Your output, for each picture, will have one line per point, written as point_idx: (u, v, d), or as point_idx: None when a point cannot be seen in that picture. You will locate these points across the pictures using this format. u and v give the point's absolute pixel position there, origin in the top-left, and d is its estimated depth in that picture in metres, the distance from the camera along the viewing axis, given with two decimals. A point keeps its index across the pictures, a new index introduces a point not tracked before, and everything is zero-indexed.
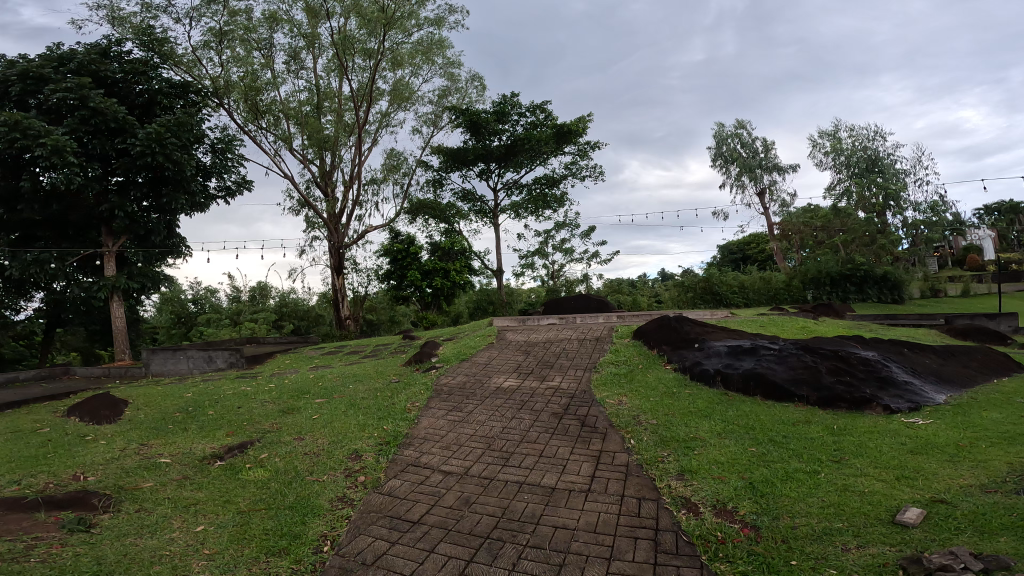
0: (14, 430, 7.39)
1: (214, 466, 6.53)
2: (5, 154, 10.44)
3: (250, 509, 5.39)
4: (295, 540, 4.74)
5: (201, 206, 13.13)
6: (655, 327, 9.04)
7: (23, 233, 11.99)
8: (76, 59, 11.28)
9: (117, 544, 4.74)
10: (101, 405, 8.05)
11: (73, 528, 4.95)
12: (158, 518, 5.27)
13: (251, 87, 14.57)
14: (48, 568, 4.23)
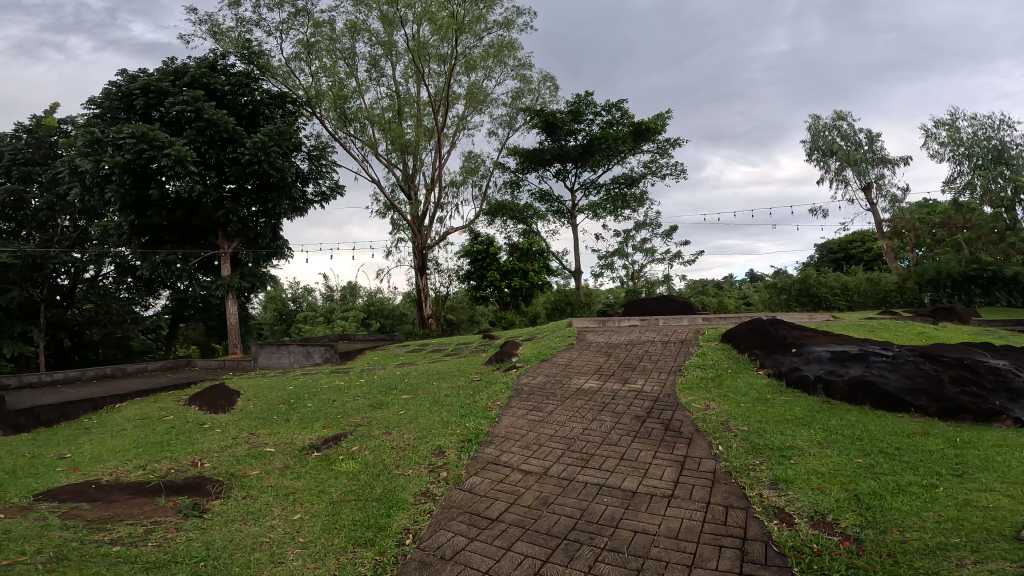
0: (143, 417, 8.18)
1: (312, 456, 6.90)
2: (137, 166, 11.43)
3: (341, 499, 5.66)
4: (379, 532, 4.92)
5: (301, 210, 13.95)
6: (746, 331, 8.70)
7: (152, 237, 13.12)
8: (189, 73, 12.19)
9: (224, 530, 5.10)
10: (217, 395, 8.74)
11: (188, 513, 5.39)
12: (261, 505, 5.64)
13: (338, 96, 15.27)
14: (164, 551, 4.62)
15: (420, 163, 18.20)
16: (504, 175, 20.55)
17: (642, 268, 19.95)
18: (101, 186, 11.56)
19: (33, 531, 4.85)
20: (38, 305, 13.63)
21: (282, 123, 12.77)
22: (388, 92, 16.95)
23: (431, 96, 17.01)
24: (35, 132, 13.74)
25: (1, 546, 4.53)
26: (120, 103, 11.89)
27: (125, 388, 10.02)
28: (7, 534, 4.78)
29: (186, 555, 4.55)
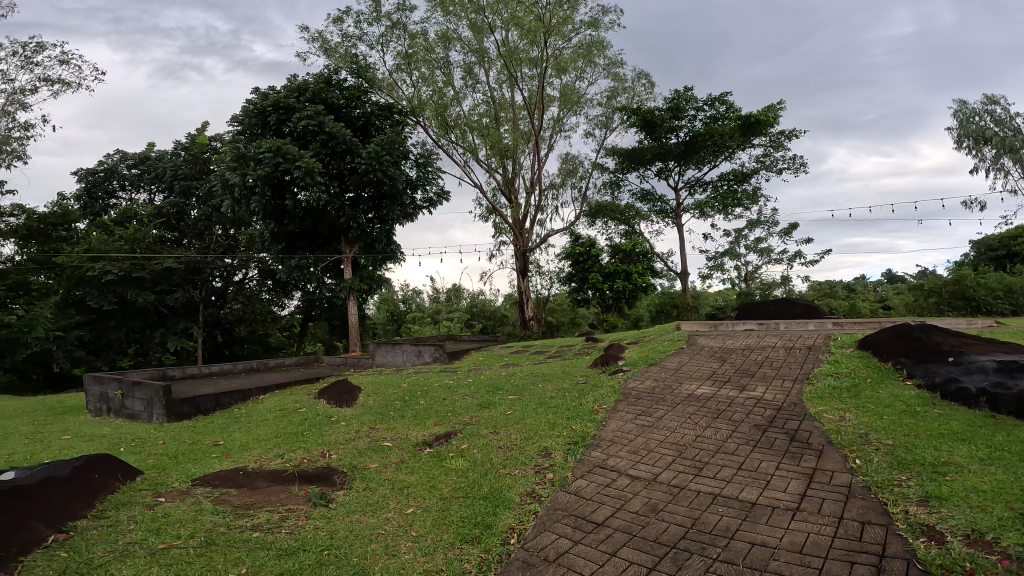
0: (282, 408, 8.95)
1: (425, 452, 7.16)
2: (274, 179, 12.48)
3: (450, 496, 5.80)
4: (486, 530, 4.99)
5: (411, 216, 14.56)
6: (889, 337, 8.03)
7: (287, 244, 14.18)
8: (310, 89, 13.16)
9: (346, 520, 5.38)
10: (342, 390, 9.38)
11: (316, 502, 5.76)
12: (379, 497, 5.91)
13: (439, 105, 15.80)
14: (295, 538, 4.95)
15: (520, 166, 18.45)
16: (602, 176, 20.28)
17: (756, 267, 19.05)
18: (247, 197, 12.73)
19: (188, 515, 5.39)
20: (197, 304, 15.32)
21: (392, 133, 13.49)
22: (485, 99, 17.30)
23: (527, 99, 17.18)
24: (190, 150, 15.23)
25: (161, 528, 5.07)
26: (256, 120, 13.06)
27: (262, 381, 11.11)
28: (169, 516, 5.35)
29: (313, 543, 4.85)
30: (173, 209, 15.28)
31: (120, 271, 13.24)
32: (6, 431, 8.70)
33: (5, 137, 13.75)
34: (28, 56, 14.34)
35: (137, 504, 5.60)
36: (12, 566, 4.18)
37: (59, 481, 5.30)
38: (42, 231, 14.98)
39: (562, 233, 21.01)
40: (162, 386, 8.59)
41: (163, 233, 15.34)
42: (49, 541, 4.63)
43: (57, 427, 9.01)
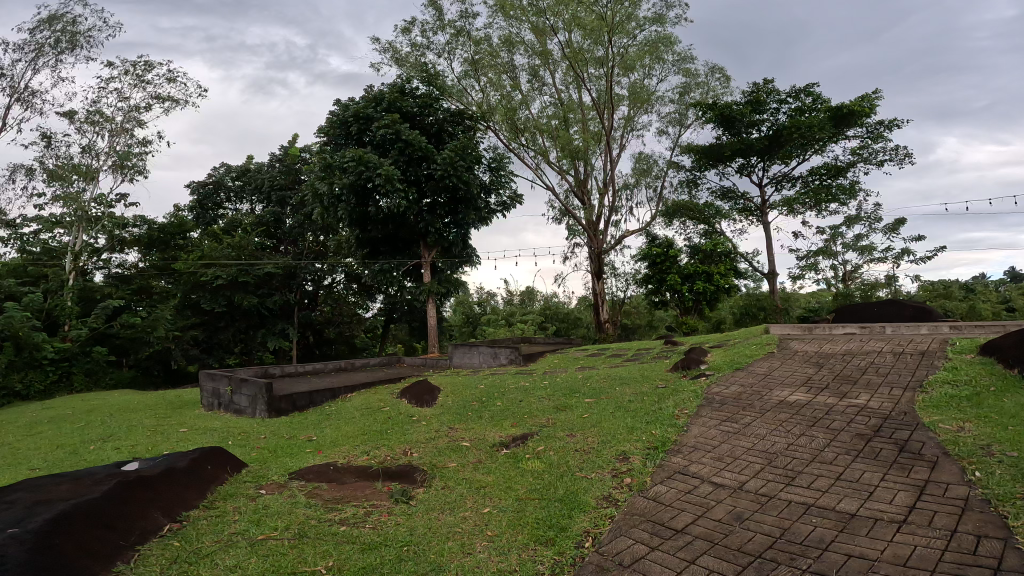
0: (367, 407, 9.33)
1: (502, 453, 7.21)
2: (358, 188, 13.01)
3: (526, 497, 5.81)
4: (560, 532, 4.96)
5: (485, 219, 14.86)
6: (1014, 342, 7.34)
7: (370, 249, 14.76)
8: (385, 98, 13.62)
9: (426, 517, 5.49)
10: (422, 390, 9.66)
11: (398, 498, 5.91)
12: (457, 496, 6.00)
13: (509, 109, 15.88)
14: (379, 533, 5.10)
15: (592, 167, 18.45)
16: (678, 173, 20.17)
17: (857, 268, 18.04)
18: (335, 205, 13.42)
19: (284, 507, 5.68)
20: (292, 306, 16.08)
21: (465, 139, 13.80)
22: (554, 100, 17.19)
23: (595, 98, 17.04)
24: (284, 162, 16.15)
25: (260, 520, 5.36)
26: (339, 131, 13.69)
27: (350, 381, 11.90)
28: (267, 508, 5.66)
29: (394, 539, 4.97)
30: (271, 217, 16.10)
31: (228, 276, 14.33)
32: (130, 424, 9.58)
33: (128, 153, 15.08)
34: (139, 77, 15.71)
35: (241, 495, 5.97)
36: (131, 552, 4.51)
37: (177, 472, 5.77)
38: (161, 239, 16.33)
39: (638, 233, 20.88)
40: (264, 384, 9.46)
41: (266, 240, 16.02)
42: (164, 530, 4.99)
43: (173, 421, 9.83)
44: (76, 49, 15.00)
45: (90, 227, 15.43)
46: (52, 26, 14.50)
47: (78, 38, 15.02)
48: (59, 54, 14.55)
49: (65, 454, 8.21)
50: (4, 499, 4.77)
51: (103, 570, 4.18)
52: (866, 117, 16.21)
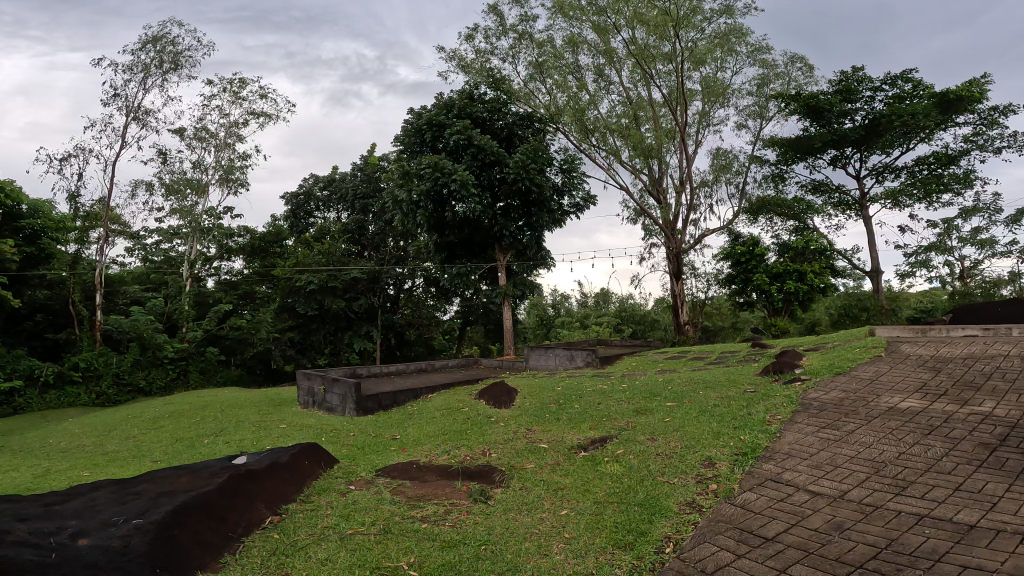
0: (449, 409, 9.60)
1: (580, 456, 7.18)
2: (435, 194, 13.38)
3: (605, 500, 5.75)
4: (640, 537, 4.88)
5: (558, 221, 15.06)
6: None
7: (448, 253, 15.11)
8: (456, 105, 13.91)
9: (503, 517, 5.55)
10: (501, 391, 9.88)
11: (476, 497, 6.01)
12: (535, 497, 6.02)
13: (577, 110, 15.70)
14: (457, 531, 5.21)
15: (668, 165, 18.25)
16: (763, 168, 19.76)
17: (976, 264, 16.79)
18: (414, 211, 13.90)
19: (371, 503, 5.90)
20: (376, 309, 16.62)
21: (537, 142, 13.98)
22: (623, 97, 16.90)
23: (665, 94, 16.74)
24: (365, 170, 16.89)
25: (349, 515, 5.60)
26: (414, 138, 14.13)
27: (431, 380, 12.54)
28: (356, 503, 5.91)
29: (473, 537, 5.06)
30: (356, 224, 16.73)
31: (319, 282, 15.16)
32: (237, 419, 10.32)
33: (231, 167, 16.18)
34: (236, 93, 16.83)
35: (333, 490, 6.27)
36: (237, 544, 4.83)
37: (280, 467, 6.15)
38: (262, 248, 17.25)
39: (720, 230, 20.56)
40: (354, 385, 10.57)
41: (352, 247, 16.63)
42: (265, 523, 5.31)
43: (274, 417, 10.52)
44: (178, 68, 16.15)
45: (203, 237, 16.59)
46: (156, 47, 15.72)
47: (179, 58, 16.16)
48: (164, 74, 15.68)
49: (182, 448, 8.97)
50: (132, 489, 5.26)
51: (212, 561, 4.51)
52: (976, 103, 15.25)
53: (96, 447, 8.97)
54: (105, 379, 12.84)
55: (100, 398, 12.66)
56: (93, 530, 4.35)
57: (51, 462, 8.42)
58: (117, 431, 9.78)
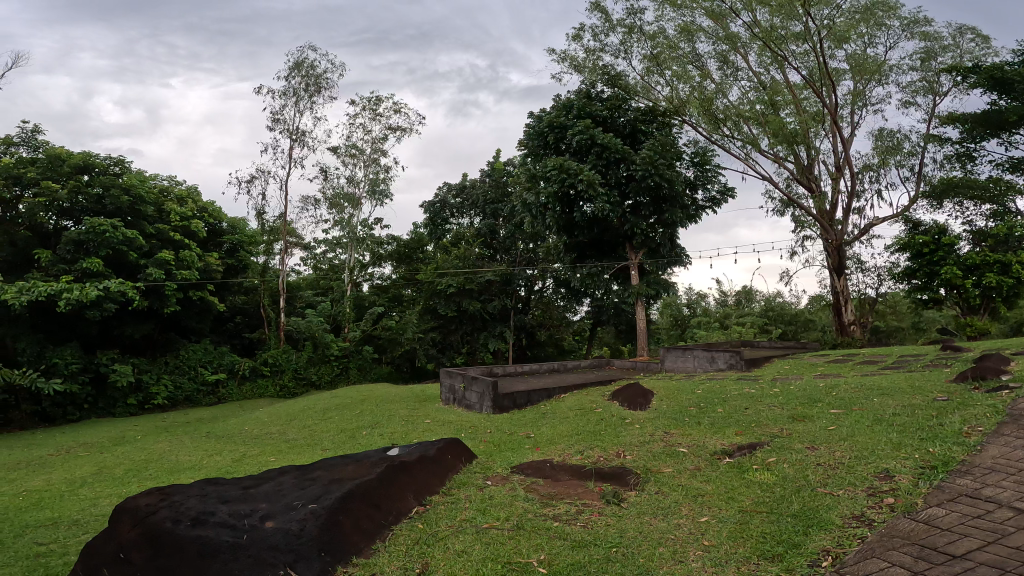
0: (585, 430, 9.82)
1: (723, 462, 6.78)
2: (563, 195, 13.46)
3: (751, 509, 5.31)
4: (792, 549, 4.49)
5: (692, 217, 14.50)
6: None
7: (578, 253, 15.04)
8: (575, 106, 13.86)
9: (637, 520, 5.35)
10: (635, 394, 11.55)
11: (609, 500, 5.86)
12: (671, 502, 5.75)
13: (704, 100, 14.28)
14: (590, 531, 5.13)
15: (818, 150, 16.74)
16: (942, 146, 17.23)
17: None
18: (544, 213, 14.13)
19: (506, 499, 6.04)
20: (510, 310, 17.10)
21: (664, 137, 13.65)
22: (752, 79, 15.50)
23: (804, 75, 15.44)
24: (492, 176, 17.40)
25: (486, 509, 5.78)
26: (536, 142, 14.32)
27: (565, 381, 12.68)
28: (492, 498, 6.09)
29: (604, 538, 4.96)
30: (488, 228, 17.29)
31: (457, 284, 15.99)
32: (389, 412, 11.17)
33: (376, 180, 17.72)
34: (375, 111, 18.37)
35: (472, 484, 6.53)
36: (388, 532, 5.25)
37: (429, 460, 6.58)
38: (407, 254, 18.71)
39: (892, 218, 18.21)
40: (491, 383, 11.13)
41: (485, 250, 17.25)
42: (412, 512, 5.69)
43: (422, 412, 11.25)
44: (321, 89, 17.53)
45: (359, 246, 18.01)
46: (300, 72, 17.18)
47: (320, 80, 17.49)
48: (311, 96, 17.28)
49: (345, 439, 9.91)
50: (309, 475, 5.93)
51: (367, 547, 4.96)
52: None
53: (279, 434, 10.24)
54: (286, 373, 14.61)
55: (284, 390, 14.38)
56: (278, 513, 4.94)
57: (246, 447, 9.78)
58: (293, 420, 11.06)
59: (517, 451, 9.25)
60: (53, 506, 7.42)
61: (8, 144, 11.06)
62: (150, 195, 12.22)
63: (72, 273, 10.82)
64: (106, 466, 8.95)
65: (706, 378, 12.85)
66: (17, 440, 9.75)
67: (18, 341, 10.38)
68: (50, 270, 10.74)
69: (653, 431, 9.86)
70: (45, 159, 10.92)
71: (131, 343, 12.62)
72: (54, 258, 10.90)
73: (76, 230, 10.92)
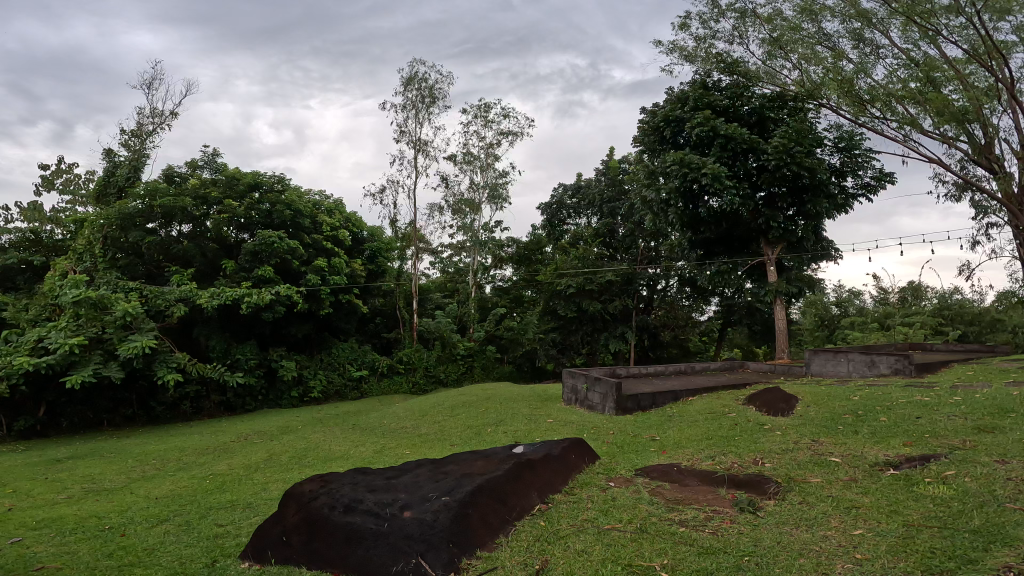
0: (718, 433, 9.61)
1: (886, 473, 7.05)
2: (686, 190, 13.10)
3: (919, 524, 5.28)
4: (966, 565, 4.39)
5: (841, 206, 13.55)
6: None
7: (705, 249, 14.66)
8: (692, 97, 13.52)
9: (774, 531, 5.40)
10: (777, 399, 10.84)
11: (744, 508, 5.98)
12: (818, 514, 5.85)
13: (843, 81, 12.04)
14: (723, 538, 5.20)
15: (997, 125, 14.26)
16: None
17: None
18: (665, 210, 13.77)
19: (630, 502, 6.21)
20: (632, 311, 16.85)
21: (796, 123, 12.81)
22: (899, 53, 12.76)
23: (965, 49, 13.08)
24: (608, 176, 17.39)
25: (608, 511, 5.95)
26: (652, 138, 14.21)
27: (695, 383, 12.15)
28: (615, 500, 6.27)
29: (735, 547, 4.99)
30: (606, 228, 17.27)
31: (576, 285, 16.17)
32: (513, 411, 11.49)
33: (496, 185, 18.54)
34: (485, 117, 19.39)
35: (595, 486, 6.82)
36: (511, 527, 5.50)
37: (553, 460, 6.90)
38: (526, 256, 19.27)
39: None
40: (614, 383, 11.00)
41: (603, 250, 17.31)
42: (534, 510, 5.94)
43: (544, 411, 11.37)
44: (435, 100, 18.84)
45: (482, 249, 18.68)
46: (415, 85, 18.63)
47: (434, 91, 18.81)
48: (428, 108, 18.71)
49: (471, 436, 10.37)
50: (444, 469, 6.40)
51: (491, 542, 5.21)
52: None
53: (415, 429, 10.92)
54: (418, 371, 15.89)
55: (416, 386, 15.66)
56: (415, 504, 5.35)
57: (385, 439, 10.53)
58: (426, 416, 11.86)
59: (643, 454, 8.97)
60: (231, 490, 8.71)
61: (195, 167, 13.64)
62: (307, 209, 14.12)
63: (250, 280, 12.93)
64: (275, 453, 10.19)
65: (864, 384, 11.30)
66: (208, 427, 11.66)
67: (211, 339, 12.53)
68: (234, 278, 12.86)
69: (798, 439, 8.96)
70: (224, 180, 13.27)
71: (297, 341, 14.51)
72: (236, 267, 13.06)
73: (252, 242, 12.88)
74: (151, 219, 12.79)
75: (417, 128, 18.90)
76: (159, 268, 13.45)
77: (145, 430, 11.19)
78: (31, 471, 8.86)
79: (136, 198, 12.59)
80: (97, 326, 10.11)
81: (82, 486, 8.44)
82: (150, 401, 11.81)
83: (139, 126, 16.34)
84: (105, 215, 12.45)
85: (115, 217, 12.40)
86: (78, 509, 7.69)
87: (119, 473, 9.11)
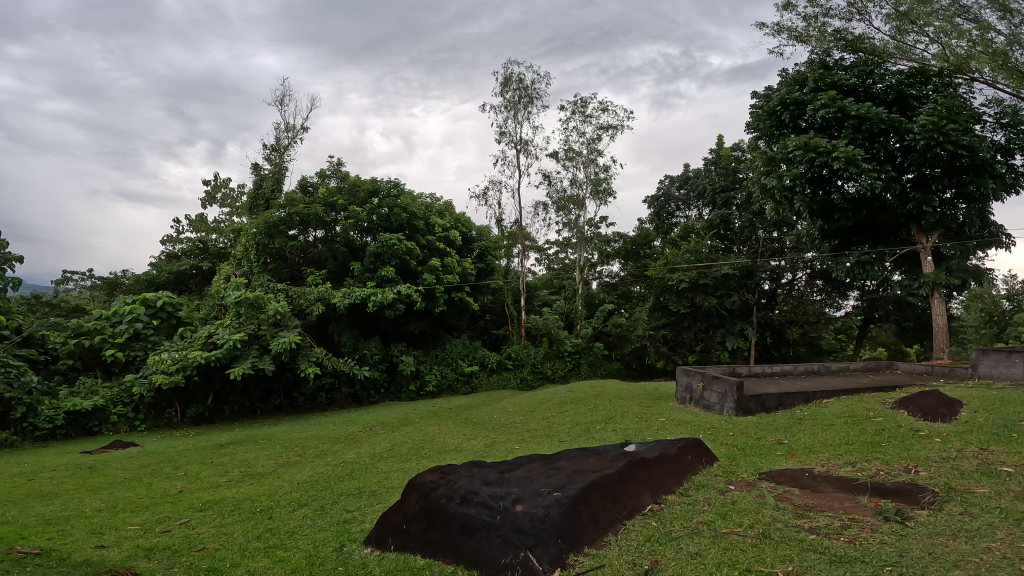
0: (860, 436, 8.64)
1: None
2: (816, 177, 12.17)
3: None
4: None
5: (1013, 186, 11.74)
6: None
7: (841, 240, 13.54)
8: (811, 79, 12.78)
9: (925, 541, 4.75)
10: (937, 403, 9.25)
11: (889, 517, 5.25)
12: (982, 524, 5.08)
13: (994, 54, 9.70)
14: (860, 548, 4.66)
15: None
16: None
17: None
18: (790, 199, 12.89)
19: (753, 506, 5.80)
20: (752, 306, 16.02)
21: (947, 97, 11.33)
22: None
23: None
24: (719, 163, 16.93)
25: (727, 514, 5.58)
26: (768, 123, 13.44)
27: (833, 386, 11.09)
28: (735, 504, 5.89)
29: (875, 556, 4.47)
30: (720, 219, 16.63)
31: (689, 280, 15.63)
32: (622, 409, 11.21)
33: (598, 181, 18.70)
34: (583, 112, 19.70)
35: (713, 488, 6.42)
36: (621, 526, 5.32)
37: (668, 459, 6.62)
38: (634, 250, 18.79)
39: None
40: (735, 381, 10.31)
41: (718, 242, 16.59)
42: (646, 510, 5.72)
43: (655, 410, 10.99)
44: (532, 99, 19.62)
45: (587, 246, 19.21)
46: (513, 86, 19.55)
47: (531, 91, 19.58)
48: (526, 108, 19.61)
49: (578, 433, 10.28)
50: (554, 465, 6.33)
51: (599, 539, 5.06)
52: None
53: (524, 425, 11.09)
54: (526, 367, 16.43)
55: (524, 381, 16.20)
56: (527, 498, 5.31)
57: (495, 435, 10.77)
58: (535, 411, 12.08)
59: (767, 458, 8.21)
60: (358, 478, 9.34)
61: (324, 176, 15.60)
62: (420, 212, 15.37)
63: (375, 279, 14.30)
64: (397, 443, 10.95)
65: None
66: (341, 417, 12.98)
67: (343, 335, 14.07)
68: (361, 279, 14.33)
69: (962, 447, 7.61)
70: (348, 188, 14.95)
71: (415, 337, 15.71)
72: (363, 268, 14.56)
73: (376, 245, 14.30)
74: (292, 226, 14.83)
75: (518, 127, 19.79)
76: (300, 270, 15.42)
77: (289, 419, 12.72)
78: (200, 455, 10.40)
79: (279, 208, 14.73)
80: (255, 323, 12.15)
81: (240, 471, 9.67)
82: (294, 392, 13.72)
83: (278, 141, 19.07)
84: (257, 224, 14.69)
85: (263, 225, 14.59)
86: (236, 492, 8.73)
87: (269, 459, 10.34)
